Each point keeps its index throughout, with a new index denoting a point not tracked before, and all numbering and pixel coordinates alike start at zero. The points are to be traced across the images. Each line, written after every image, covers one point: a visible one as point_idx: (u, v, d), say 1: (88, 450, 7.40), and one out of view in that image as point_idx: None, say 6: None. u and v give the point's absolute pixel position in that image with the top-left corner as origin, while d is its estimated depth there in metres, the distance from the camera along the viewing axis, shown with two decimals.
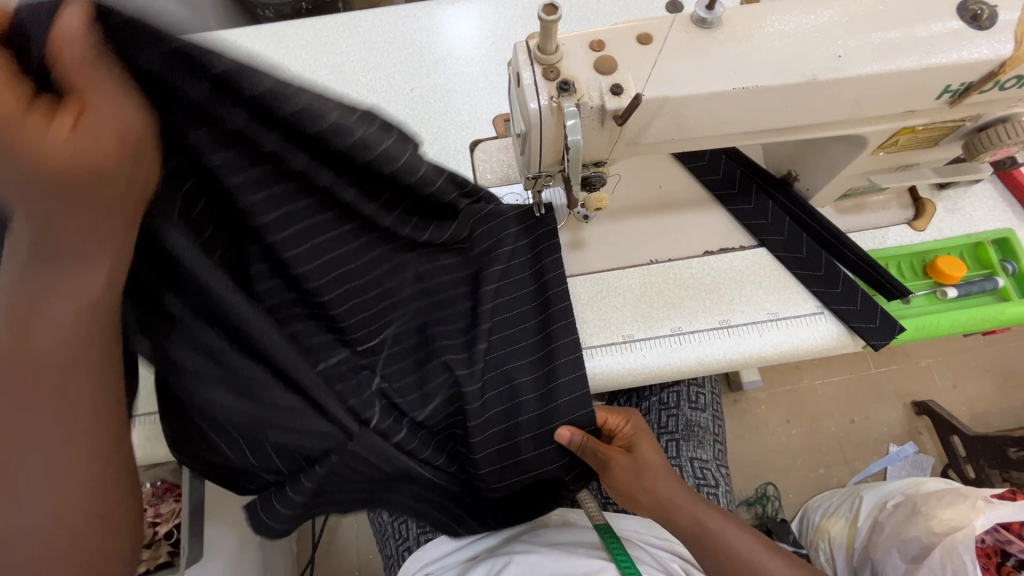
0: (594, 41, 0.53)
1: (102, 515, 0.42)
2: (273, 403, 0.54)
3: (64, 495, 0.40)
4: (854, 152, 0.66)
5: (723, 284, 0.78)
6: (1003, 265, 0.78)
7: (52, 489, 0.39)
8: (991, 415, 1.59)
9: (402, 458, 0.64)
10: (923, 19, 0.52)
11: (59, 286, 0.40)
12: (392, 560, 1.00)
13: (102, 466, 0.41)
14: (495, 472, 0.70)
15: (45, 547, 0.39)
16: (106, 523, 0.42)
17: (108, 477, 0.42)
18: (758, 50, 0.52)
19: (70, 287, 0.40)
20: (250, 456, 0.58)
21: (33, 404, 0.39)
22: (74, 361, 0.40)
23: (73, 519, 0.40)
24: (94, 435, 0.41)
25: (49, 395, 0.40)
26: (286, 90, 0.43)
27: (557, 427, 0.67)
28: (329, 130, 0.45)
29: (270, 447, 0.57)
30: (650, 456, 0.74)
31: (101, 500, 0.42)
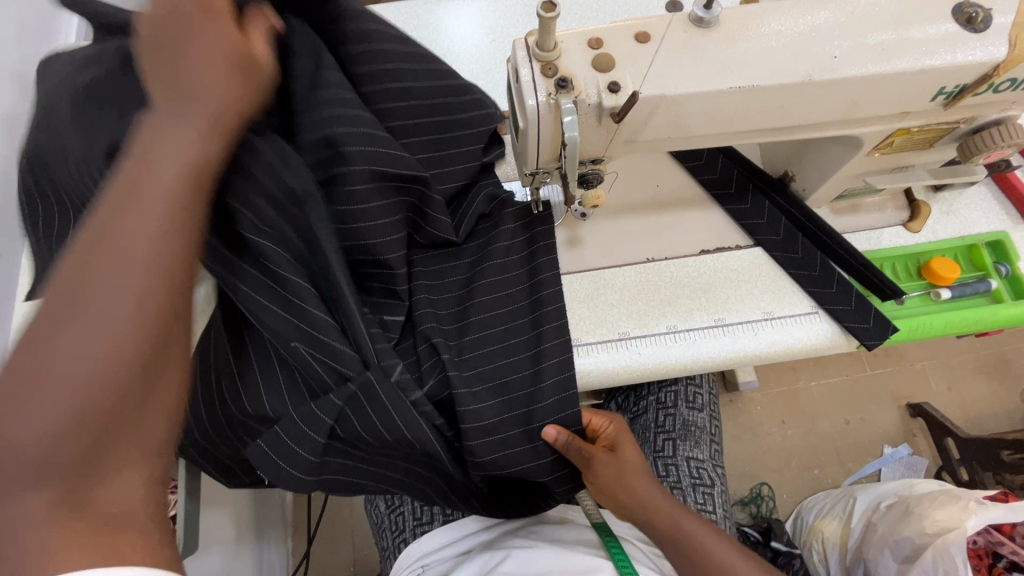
0: (592, 39, 0.53)
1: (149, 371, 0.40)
2: (304, 315, 0.59)
3: (121, 333, 0.39)
4: (850, 153, 0.67)
5: (718, 283, 0.78)
6: (997, 267, 0.78)
7: (115, 325, 0.39)
8: (985, 417, 1.60)
9: (411, 412, 0.63)
10: (919, 21, 0.53)
11: (175, 135, 0.44)
12: (388, 553, 1.01)
13: (164, 319, 0.41)
14: (486, 445, 0.67)
15: (90, 381, 0.37)
16: (148, 378, 0.40)
17: (164, 334, 0.41)
18: (755, 49, 0.52)
19: (183, 138, 0.44)
20: (279, 385, 0.64)
21: (128, 234, 0.41)
22: (174, 204, 0.42)
23: (123, 360, 0.39)
24: (168, 280, 0.41)
25: (148, 223, 0.41)
26: (371, 44, 0.63)
27: (543, 427, 0.68)
28: (397, 84, 0.65)
29: (295, 363, 0.60)
30: (632, 457, 0.76)
31: (148, 353, 0.40)
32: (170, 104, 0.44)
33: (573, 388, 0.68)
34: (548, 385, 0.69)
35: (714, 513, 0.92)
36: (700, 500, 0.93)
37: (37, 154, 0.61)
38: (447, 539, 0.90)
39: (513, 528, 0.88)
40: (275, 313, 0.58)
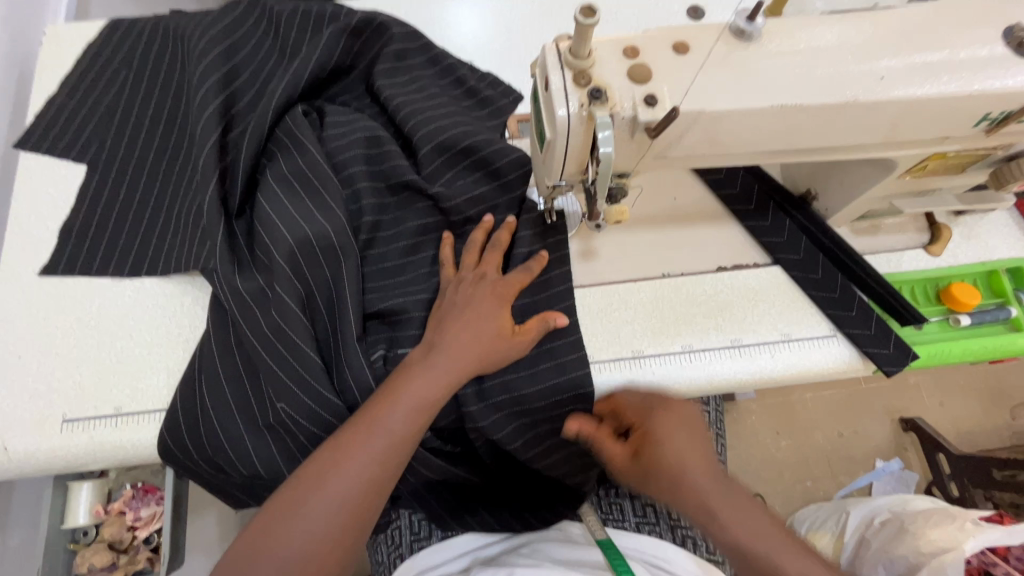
0: (628, 48, 0.50)
1: (361, 518, 0.59)
2: (299, 355, 0.66)
3: (363, 484, 0.59)
4: (882, 175, 0.64)
5: (737, 301, 0.76)
6: (1017, 295, 0.77)
7: (366, 475, 0.59)
8: (977, 435, 1.60)
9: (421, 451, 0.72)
10: (967, 42, 0.50)
11: (411, 390, 0.62)
12: (382, 568, 0.97)
13: (385, 473, 0.60)
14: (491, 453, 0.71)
15: (372, 517, 0.60)
16: (363, 515, 0.59)
17: (376, 492, 0.60)
18: (797, 65, 0.50)
19: (419, 392, 0.62)
20: (271, 435, 0.68)
21: (381, 416, 0.61)
22: (410, 419, 0.62)
23: (356, 505, 0.58)
24: (394, 464, 0.61)
25: (404, 412, 0.61)
26: (383, 88, 0.79)
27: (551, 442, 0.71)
28: (401, 114, 0.77)
29: (286, 404, 0.66)
30: (669, 453, 0.60)
31: (361, 518, 0.59)
32: (426, 350, 0.66)
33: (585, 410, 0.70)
34: (559, 402, 0.69)
35: None
36: None
37: (115, 196, 0.77)
38: (447, 556, 0.88)
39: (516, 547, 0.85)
40: (275, 373, 0.66)
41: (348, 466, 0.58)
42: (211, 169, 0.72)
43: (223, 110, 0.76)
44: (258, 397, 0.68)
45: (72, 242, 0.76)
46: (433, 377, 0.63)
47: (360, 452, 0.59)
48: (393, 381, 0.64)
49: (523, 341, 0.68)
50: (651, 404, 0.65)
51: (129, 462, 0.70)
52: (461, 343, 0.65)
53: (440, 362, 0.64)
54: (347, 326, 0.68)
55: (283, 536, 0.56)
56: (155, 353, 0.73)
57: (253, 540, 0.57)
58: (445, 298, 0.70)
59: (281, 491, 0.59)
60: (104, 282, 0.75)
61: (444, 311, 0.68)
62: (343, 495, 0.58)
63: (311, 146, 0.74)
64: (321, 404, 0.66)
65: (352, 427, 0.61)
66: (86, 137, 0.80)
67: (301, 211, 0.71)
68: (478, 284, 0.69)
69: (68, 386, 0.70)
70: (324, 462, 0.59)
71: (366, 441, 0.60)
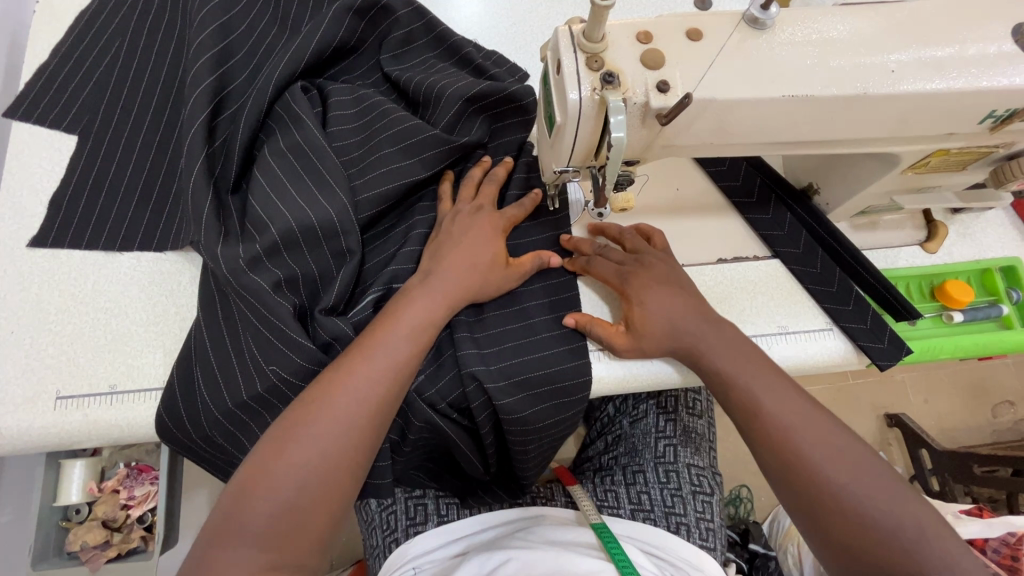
0: (641, 32, 0.50)
1: (368, 433, 0.59)
2: (290, 330, 0.65)
3: (368, 398, 0.59)
4: (886, 170, 0.65)
5: (736, 292, 0.77)
6: (1008, 292, 0.78)
7: (370, 388, 0.59)
8: (957, 431, 1.63)
9: (417, 403, 0.69)
10: (977, 38, 0.51)
11: (412, 308, 0.64)
12: (375, 552, 0.97)
13: (389, 389, 0.60)
14: (485, 408, 0.70)
15: (377, 436, 0.60)
16: (368, 430, 0.59)
17: (381, 410, 0.60)
18: (809, 56, 0.50)
19: (419, 312, 0.64)
20: (263, 412, 0.67)
21: (383, 332, 0.62)
22: (411, 342, 0.63)
23: (361, 419, 0.58)
24: (398, 382, 0.61)
25: (405, 332, 0.63)
26: (388, 68, 0.80)
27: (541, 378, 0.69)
28: (407, 83, 0.78)
29: (278, 378, 0.65)
30: (652, 307, 0.66)
31: (367, 433, 0.59)
32: (423, 278, 0.67)
33: (580, 359, 0.70)
34: (551, 354, 0.70)
35: (712, 521, 0.91)
36: (699, 508, 0.92)
37: (106, 170, 0.75)
38: (439, 542, 0.88)
39: (509, 531, 0.85)
40: (269, 345, 0.65)
41: (351, 389, 0.59)
42: (199, 145, 0.70)
43: (216, 87, 0.74)
44: (244, 370, 0.66)
45: (62, 215, 0.74)
46: (433, 301, 0.65)
47: (365, 366, 0.60)
48: (388, 312, 0.64)
49: (515, 272, 0.70)
50: (624, 269, 0.70)
51: (123, 440, 0.70)
52: (457, 273, 0.67)
53: (437, 285, 0.66)
54: (331, 296, 0.68)
55: (290, 457, 0.56)
56: (150, 334, 0.72)
57: (256, 468, 0.56)
58: (441, 229, 0.71)
59: (283, 419, 0.59)
60: (98, 259, 0.74)
61: (440, 241, 0.70)
62: (348, 417, 0.58)
63: (308, 120, 0.72)
64: (315, 364, 0.65)
65: (351, 353, 0.61)
66: (79, 109, 0.78)
67: (300, 189, 0.70)
68: (474, 215, 0.71)
69: (62, 361, 0.69)
70: (326, 387, 0.59)
71: (368, 364, 0.60)
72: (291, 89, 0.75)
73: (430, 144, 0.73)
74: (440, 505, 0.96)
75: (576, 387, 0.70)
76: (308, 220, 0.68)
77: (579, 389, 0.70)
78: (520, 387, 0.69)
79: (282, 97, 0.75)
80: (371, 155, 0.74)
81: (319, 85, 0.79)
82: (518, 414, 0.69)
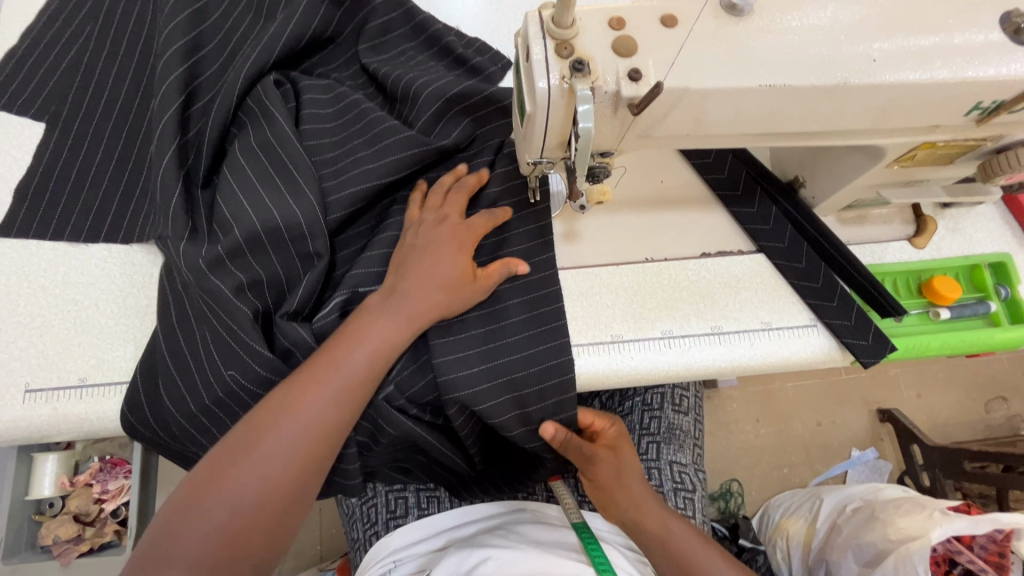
0: (614, 18, 0.48)
1: (316, 460, 0.59)
2: (251, 334, 0.64)
3: (317, 425, 0.59)
4: (871, 163, 0.63)
5: (719, 288, 0.75)
6: (996, 289, 0.77)
7: (319, 416, 0.59)
8: (949, 427, 1.62)
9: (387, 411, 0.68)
10: (963, 25, 0.49)
11: (370, 332, 0.63)
12: (358, 544, 0.97)
13: (339, 416, 0.61)
14: (461, 408, 0.69)
15: (323, 463, 0.60)
16: (316, 456, 0.59)
17: (330, 437, 0.60)
18: (788, 45, 0.48)
19: (378, 337, 0.63)
20: (224, 412, 0.66)
21: (337, 356, 0.62)
22: (369, 366, 0.62)
23: (309, 446, 0.59)
24: (349, 409, 0.61)
25: (361, 355, 0.62)
26: (367, 59, 0.78)
27: (517, 382, 0.67)
28: (385, 78, 0.76)
29: (238, 380, 0.64)
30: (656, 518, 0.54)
31: (313, 460, 0.59)
32: (387, 295, 0.66)
33: (563, 357, 0.68)
34: (526, 353, 0.68)
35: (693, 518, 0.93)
36: (679, 506, 0.93)
37: (72, 158, 0.73)
38: (422, 535, 0.88)
39: (491, 527, 0.85)
40: (231, 347, 0.64)
41: (306, 408, 0.59)
42: (169, 136, 0.69)
43: (186, 79, 0.72)
44: (202, 377, 0.65)
45: (28, 203, 0.72)
46: (393, 324, 0.64)
47: (317, 394, 0.60)
48: (350, 327, 0.64)
49: (483, 284, 0.68)
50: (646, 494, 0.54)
51: (92, 434, 0.69)
52: (420, 288, 0.65)
53: (398, 307, 0.65)
54: (294, 300, 0.66)
55: (236, 475, 0.56)
56: (120, 329, 0.70)
57: (201, 482, 0.56)
58: (406, 239, 0.70)
59: (234, 433, 0.59)
60: (68, 250, 0.72)
61: (407, 254, 0.68)
62: (299, 436, 0.58)
63: (280, 117, 0.71)
64: (278, 373, 0.65)
65: (309, 370, 0.61)
66: (47, 95, 0.76)
67: (269, 190, 0.68)
68: (439, 226, 0.69)
69: (30, 355, 0.68)
70: (280, 403, 0.59)
71: (325, 384, 0.60)
72: (263, 83, 0.73)
73: (408, 143, 0.71)
74: (421, 498, 0.94)
75: (559, 387, 0.68)
76: (277, 224, 0.67)
77: (556, 390, 0.68)
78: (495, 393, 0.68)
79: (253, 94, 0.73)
80: (345, 154, 0.72)
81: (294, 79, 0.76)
82: (491, 418, 0.68)
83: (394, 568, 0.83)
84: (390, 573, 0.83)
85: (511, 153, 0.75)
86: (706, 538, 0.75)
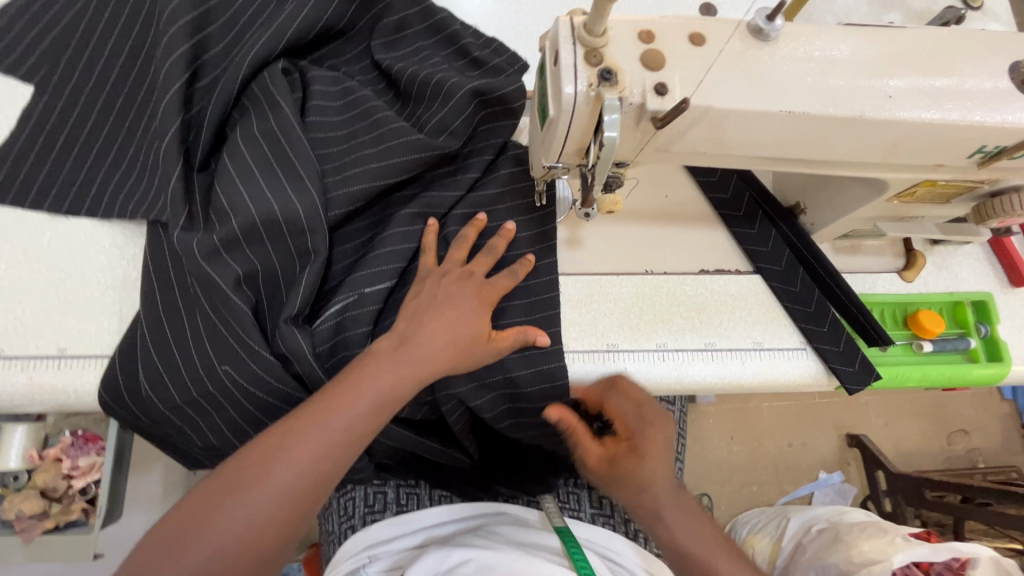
0: (644, 31, 0.49)
1: (304, 505, 0.56)
2: (242, 327, 0.63)
3: (310, 469, 0.56)
4: (872, 195, 0.65)
5: (715, 305, 0.76)
6: (977, 327, 0.79)
7: (314, 461, 0.56)
8: (913, 456, 1.68)
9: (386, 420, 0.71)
10: (973, 71, 0.51)
11: (373, 379, 0.59)
12: (332, 537, 0.96)
13: (336, 462, 0.57)
14: (454, 405, 0.70)
15: (310, 507, 0.56)
16: (305, 500, 0.56)
17: (320, 485, 0.57)
18: (808, 74, 0.49)
19: (379, 386, 0.59)
20: (206, 404, 0.65)
21: (338, 400, 0.58)
22: (372, 415, 0.59)
23: (300, 490, 0.55)
24: (346, 455, 0.58)
25: (361, 407, 0.58)
26: (379, 55, 0.76)
27: (514, 393, 0.69)
28: (397, 74, 0.75)
29: (225, 373, 0.63)
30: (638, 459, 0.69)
31: (300, 504, 0.55)
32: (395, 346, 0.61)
33: (554, 363, 0.69)
34: (525, 361, 0.69)
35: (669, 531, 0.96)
36: None
37: (61, 122, 0.70)
38: (399, 532, 0.87)
39: (470, 528, 0.85)
40: (222, 337, 0.63)
41: (297, 455, 0.55)
42: (173, 113, 0.67)
43: (191, 56, 0.70)
44: (189, 369, 0.64)
45: (7, 165, 0.68)
46: (399, 373, 0.60)
47: (316, 439, 0.56)
48: (352, 373, 0.60)
49: (498, 347, 0.64)
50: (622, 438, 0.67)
51: (65, 408, 0.67)
52: (430, 341, 0.62)
53: (407, 354, 0.61)
54: (293, 304, 0.65)
55: (216, 520, 0.53)
56: (103, 302, 0.68)
57: (187, 520, 0.53)
58: (421, 289, 0.66)
59: (222, 471, 0.56)
60: (55, 217, 0.70)
61: (419, 302, 0.65)
62: (285, 486, 0.55)
63: (287, 108, 0.69)
64: (270, 374, 0.63)
65: (306, 413, 0.57)
66: (40, 54, 0.73)
67: (270, 182, 0.66)
68: (461, 281, 0.66)
69: (9, 321, 0.66)
70: (270, 449, 0.55)
71: (318, 432, 0.56)
72: (269, 73, 0.71)
73: (415, 147, 0.70)
74: (401, 495, 0.93)
75: (550, 392, 0.69)
76: (275, 219, 0.65)
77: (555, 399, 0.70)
78: (488, 400, 0.70)
79: (259, 82, 0.71)
80: (354, 152, 0.70)
81: (302, 71, 0.74)
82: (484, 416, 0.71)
83: (367, 564, 0.83)
84: (364, 569, 0.83)
85: (515, 154, 0.76)
86: (725, 537, 0.68)
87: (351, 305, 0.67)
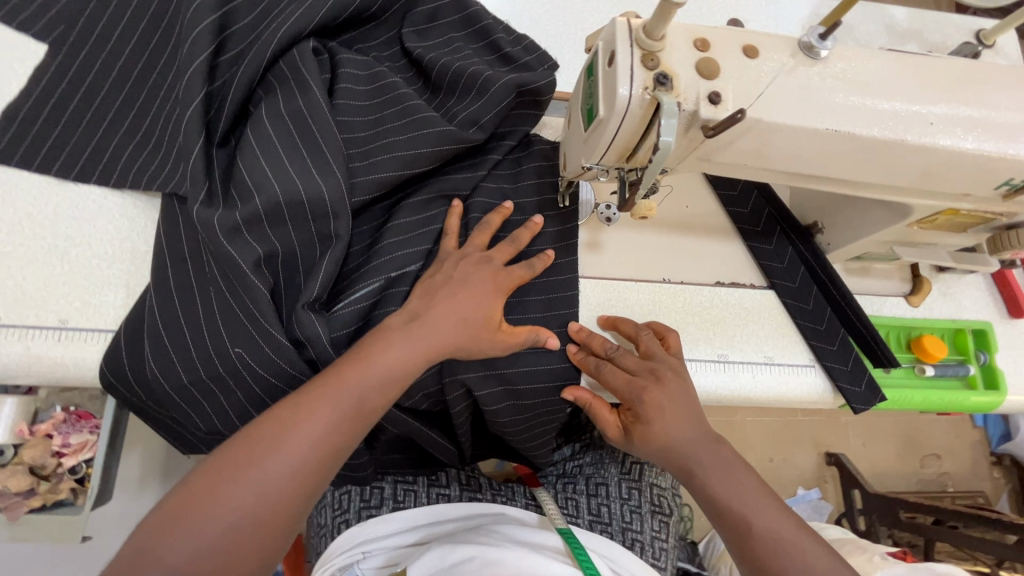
0: (699, 40, 0.49)
1: (313, 482, 0.54)
2: (258, 309, 0.61)
3: (319, 446, 0.54)
4: (895, 220, 0.66)
5: (730, 317, 0.77)
6: (976, 355, 0.82)
7: (324, 436, 0.55)
8: (888, 476, 1.72)
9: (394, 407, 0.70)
10: (1009, 105, 0.52)
11: (383, 356, 0.58)
12: (323, 531, 0.94)
13: (345, 439, 0.56)
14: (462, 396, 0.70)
15: (319, 486, 0.55)
16: (313, 477, 0.54)
17: (329, 463, 0.55)
18: (854, 95, 0.50)
19: (390, 364, 0.58)
20: (214, 386, 0.63)
21: (347, 377, 0.57)
22: (380, 394, 0.58)
23: (309, 466, 0.54)
24: (355, 433, 0.57)
25: (371, 385, 0.57)
26: (410, 42, 0.75)
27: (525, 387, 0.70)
28: (428, 63, 0.73)
29: (237, 355, 0.61)
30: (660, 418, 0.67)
31: (309, 481, 0.54)
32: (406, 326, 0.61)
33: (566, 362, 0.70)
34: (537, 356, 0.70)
35: (666, 541, 0.94)
36: (656, 528, 0.93)
37: (75, 85, 0.67)
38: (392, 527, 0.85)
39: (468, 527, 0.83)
40: (236, 318, 0.61)
41: (307, 431, 0.54)
42: (197, 84, 0.65)
43: (218, 27, 0.68)
44: (200, 350, 0.61)
45: (15, 125, 0.65)
46: (410, 352, 0.59)
47: (326, 415, 0.55)
48: (362, 351, 0.59)
49: (510, 339, 0.64)
50: (635, 383, 0.66)
51: (61, 381, 0.64)
52: (441, 325, 0.61)
53: (418, 334, 0.60)
54: (313, 288, 0.63)
55: (224, 495, 0.51)
56: (109, 275, 0.65)
57: (189, 498, 0.51)
58: (441, 270, 0.66)
59: (228, 447, 0.54)
60: (63, 182, 0.67)
61: (436, 291, 0.64)
62: (296, 461, 0.53)
63: (315, 87, 0.67)
64: (284, 359, 0.61)
65: (315, 388, 0.56)
66: (57, 13, 0.70)
67: (295, 162, 0.65)
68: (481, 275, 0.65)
69: (6, 288, 0.63)
70: (278, 424, 0.54)
71: (329, 408, 0.55)
72: (298, 52, 0.69)
73: (443, 137, 0.69)
74: (397, 490, 0.90)
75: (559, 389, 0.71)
76: (298, 200, 0.63)
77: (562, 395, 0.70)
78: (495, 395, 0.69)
79: (287, 60, 0.69)
80: (381, 138, 0.69)
81: (331, 52, 0.73)
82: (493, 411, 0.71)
83: (361, 560, 0.82)
84: (357, 566, 0.81)
85: (540, 151, 0.76)
86: (772, 497, 0.65)
87: (371, 293, 0.66)
